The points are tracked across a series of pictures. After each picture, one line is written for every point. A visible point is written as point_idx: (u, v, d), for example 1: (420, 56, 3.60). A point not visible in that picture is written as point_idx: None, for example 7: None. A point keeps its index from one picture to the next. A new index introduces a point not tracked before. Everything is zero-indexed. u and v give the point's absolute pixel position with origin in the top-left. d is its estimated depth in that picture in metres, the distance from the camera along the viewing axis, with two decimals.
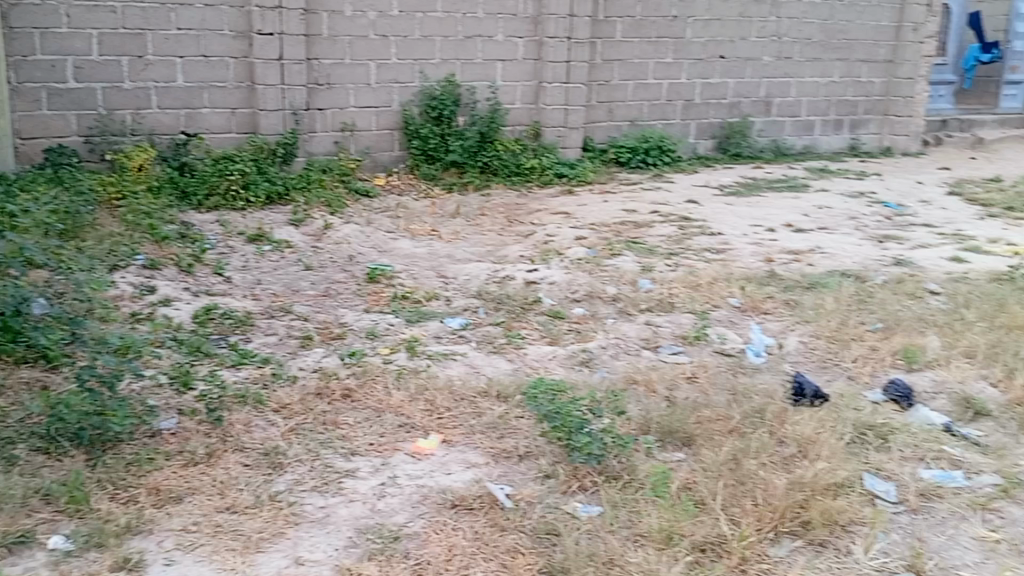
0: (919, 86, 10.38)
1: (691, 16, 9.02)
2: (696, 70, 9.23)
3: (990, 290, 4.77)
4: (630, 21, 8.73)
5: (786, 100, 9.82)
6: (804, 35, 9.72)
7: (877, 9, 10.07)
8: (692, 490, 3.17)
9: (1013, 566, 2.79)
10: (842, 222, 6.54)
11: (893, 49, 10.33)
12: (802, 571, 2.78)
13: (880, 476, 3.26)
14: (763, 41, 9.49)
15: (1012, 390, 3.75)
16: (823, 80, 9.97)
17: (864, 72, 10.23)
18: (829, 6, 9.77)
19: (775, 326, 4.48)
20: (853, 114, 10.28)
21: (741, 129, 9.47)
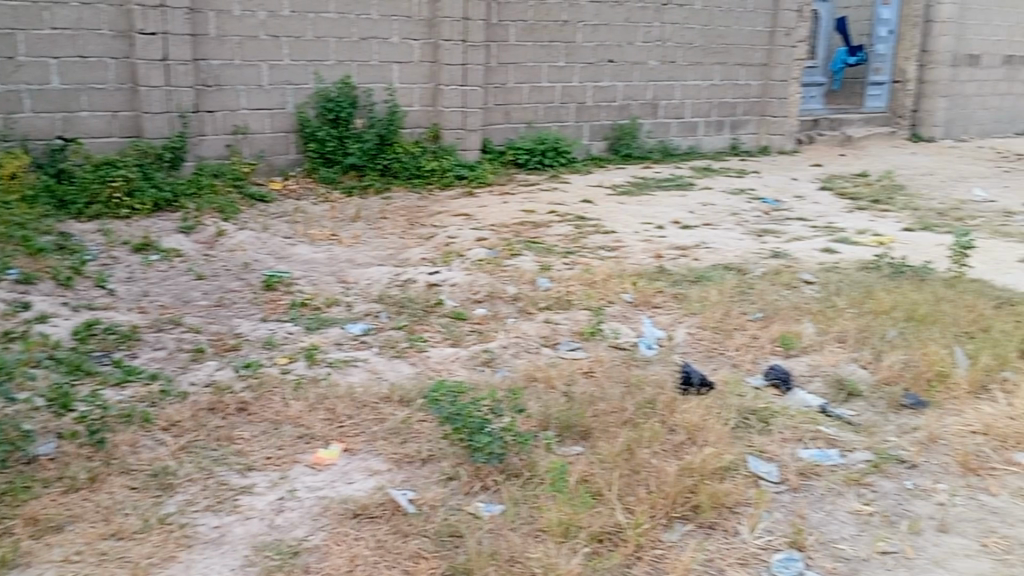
0: (792, 87, 10.92)
1: (581, 21, 9.21)
2: (588, 73, 9.43)
3: (859, 278, 5.08)
4: (522, 25, 8.84)
5: (671, 103, 10.16)
6: (687, 40, 10.07)
7: (752, 14, 10.51)
8: (589, 481, 3.26)
9: (885, 537, 3.00)
10: (725, 218, 6.84)
11: (768, 53, 10.80)
12: (693, 554, 2.91)
13: (763, 458, 3.44)
14: (649, 45, 9.78)
15: (880, 371, 4.02)
16: (705, 84, 10.37)
17: (742, 75, 10.67)
18: (709, 12, 10.15)
19: (665, 319, 4.65)
20: (733, 115, 10.74)
21: (630, 130, 9.77)
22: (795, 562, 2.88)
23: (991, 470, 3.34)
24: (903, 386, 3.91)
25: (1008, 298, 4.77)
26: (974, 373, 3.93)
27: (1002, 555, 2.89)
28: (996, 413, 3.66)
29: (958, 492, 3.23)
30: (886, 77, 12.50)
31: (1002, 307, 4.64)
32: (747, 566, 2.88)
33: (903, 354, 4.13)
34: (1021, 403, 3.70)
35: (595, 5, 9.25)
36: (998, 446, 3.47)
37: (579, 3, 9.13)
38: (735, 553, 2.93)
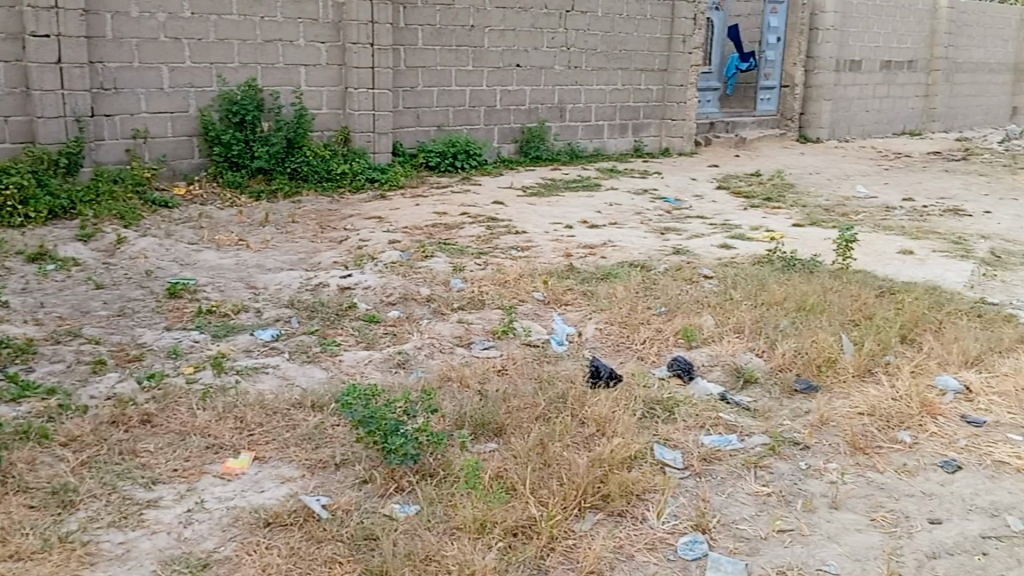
0: (690, 92, 11.29)
1: (488, 26, 9.31)
2: (496, 78, 9.53)
3: (753, 272, 5.33)
4: (430, 29, 8.86)
5: (577, 107, 10.39)
6: (590, 46, 10.30)
7: (651, 21, 10.83)
8: (503, 477, 3.32)
9: (782, 516, 3.18)
10: (630, 217, 7.05)
11: (667, 58, 11.16)
12: (604, 541, 3.02)
13: (668, 446, 3.59)
14: (554, 50, 9.96)
15: (774, 358, 4.23)
16: (609, 88, 10.63)
17: (643, 80, 10.99)
18: (610, 19, 10.41)
19: (575, 315, 4.76)
20: (636, 119, 11.07)
21: (539, 132, 9.95)
22: (700, 544, 3.02)
23: (877, 448, 3.58)
24: (796, 372, 4.14)
25: (888, 287, 5.11)
26: (860, 358, 4.19)
27: (888, 528, 3.11)
28: (880, 394, 3.93)
29: (848, 471, 3.45)
30: (775, 82, 13.05)
31: (883, 295, 4.96)
32: (655, 550, 3.00)
33: (796, 341, 4.36)
34: (902, 384, 3.99)
35: (501, 10, 9.36)
36: (883, 425, 3.72)
37: (485, 9, 9.22)
38: (644, 538, 3.05)
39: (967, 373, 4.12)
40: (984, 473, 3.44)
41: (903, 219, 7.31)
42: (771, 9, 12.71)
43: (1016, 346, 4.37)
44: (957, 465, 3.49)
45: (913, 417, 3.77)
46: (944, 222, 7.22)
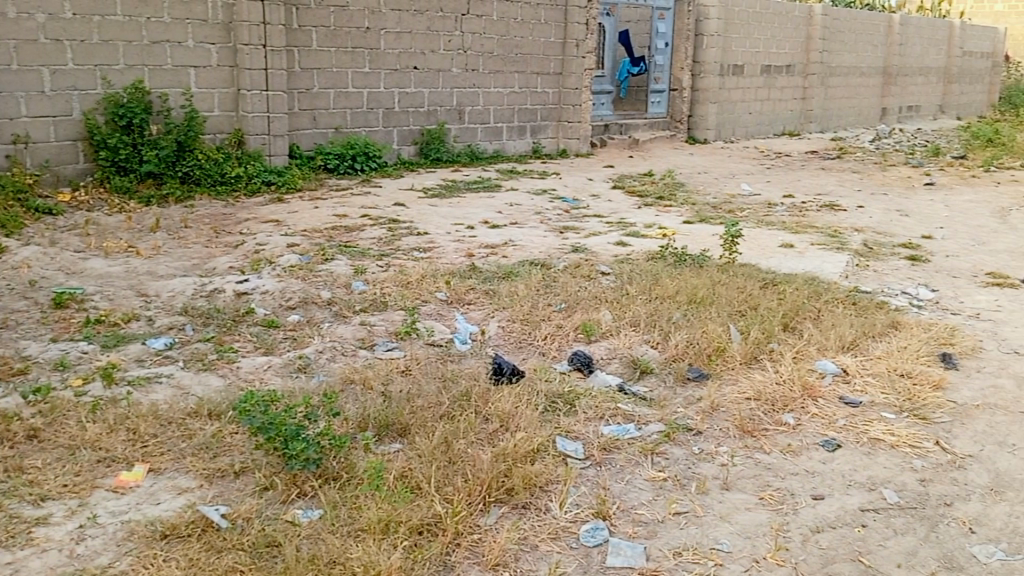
0: (584, 95, 11.56)
1: (384, 28, 9.27)
2: (393, 79, 9.51)
3: (648, 267, 5.51)
4: (324, 31, 8.77)
5: (475, 109, 10.49)
6: (487, 49, 10.40)
7: (545, 26, 11.04)
8: (408, 476, 3.34)
9: (677, 499, 3.33)
10: (529, 216, 7.17)
11: (561, 62, 11.39)
12: (508, 533, 3.08)
13: (570, 437, 3.70)
14: (451, 53, 10.00)
15: (668, 349, 4.40)
16: (506, 91, 10.78)
17: (538, 83, 11.20)
18: (506, 23, 10.54)
19: (478, 314, 4.82)
20: (533, 121, 11.28)
21: (438, 134, 10.00)
22: (601, 530, 3.12)
23: (763, 431, 3.79)
24: (688, 361, 4.32)
25: (771, 278, 5.39)
26: (747, 346, 4.41)
27: (775, 505, 3.30)
28: (766, 379, 4.15)
29: (737, 453, 3.64)
30: (665, 86, 13.54)
31: (767, 287, 5.22)
32: (558, 539, 3.08)
33: (688, 332, 4.54)
34: (786, 368, 4.23)
35: (396, 12, 9.32)
36: (769, 409, 3.94)
37: (380, 11, 9.17)
38: (546, 528, 3.13)
39: (844, 357, 4.40)
40: (861, 450, 3.69)
41: (784, 214, 7.72)
42: (659, 15, 13.20)
43: (887, 330, 4.70)
44: (837, 443, 3.73)
45: (796, 400, 4.00)
46: (821, 217, 7.67)
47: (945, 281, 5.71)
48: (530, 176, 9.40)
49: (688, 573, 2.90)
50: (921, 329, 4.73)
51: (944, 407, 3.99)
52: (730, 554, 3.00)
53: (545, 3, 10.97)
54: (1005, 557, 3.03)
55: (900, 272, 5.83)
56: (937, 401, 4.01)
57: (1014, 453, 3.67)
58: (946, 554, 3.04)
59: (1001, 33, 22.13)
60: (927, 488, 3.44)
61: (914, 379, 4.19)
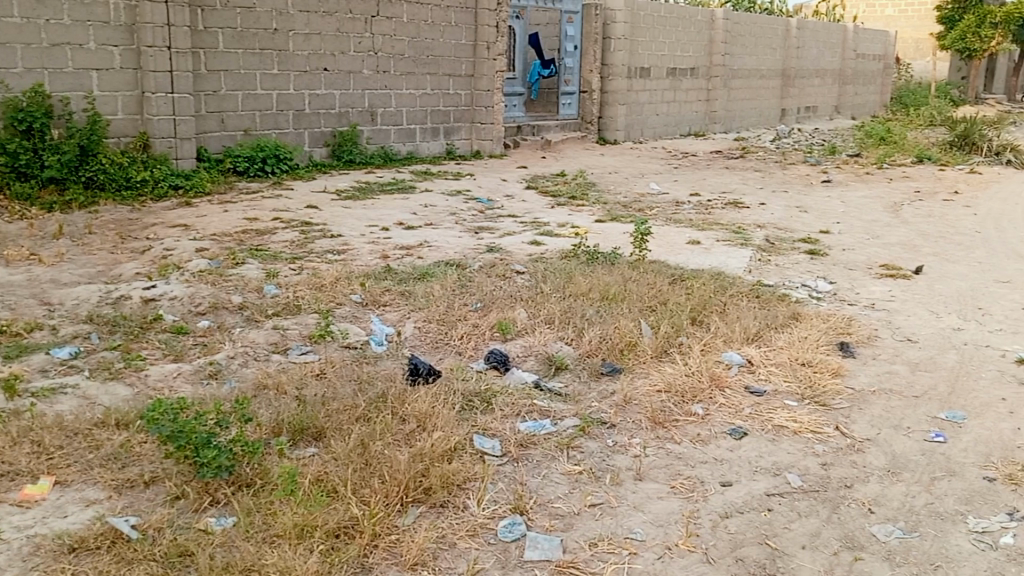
0: (497, 96, 11.63)
1: (292, 29, 9.18)
2: (303, 81, 9.42)
3: (561, 266, 5.60)
4: (230, 32, 8.63)
5: (388, 111, 10.47)
6: (397, 51, 10.37)
7: (456, 28, 11.07)
8: (324, 480, 3.31)
9: (592, 491, 3.40)
10: (444, 217, 7.21)
11: (473, 64, 11.45)
12: (427, 532, 3.08)
13: (487, 435, 3.74)
14: (361, 55, 9.95)
15: (582, 345, 4.50)
16: (418, 92, 10.79)
17: (451, 85, 11.24)
18: (416, 24, 10.53)
19: (393, 316, 4.82)
20: (446, 123, 11.32)
21: (351, 136, 9.96)
22: (518, 525, 3.17)
23: (674, 422, 3.91)
24: (602, 356, 4.42)
25: (679, 274, 5.54)
26: (657, 341, 4.54)
27: (686, 494, 3.40)
28: (675, 372, 4.28)
29: (650, 444, 3.75)
30: (575, 87, 13.79)
31: (675, 283, 5.37)
32: (477, 536, 3.11)
33: (601, 328, 4.64)
34: (694, 361, 4.37)
35: (304, 14, 9.24)
36: (678, 400, 4.06)
37: (287, 13, 9.08)
38: (464, 525, 3.15)
39: (749, 348, 4.57)
40: (766, 437, 3.84)
41: (691, 212, 7.96)
42: (568, 19, 13.38)
43: (788, 322, 4.90)
44: (743, 431, 3.88)
45: (704, 391, 4.14)
46: (726, 214, 7.93)
47: (842, 273, 5.99)
48: (444, 177, 9.43)
49: (604, 563, 2.97)
50: (820, 320, 4.95)
51: (842, 394, 4.19)
52: (643, 543, 3.08)
53: (455, 5, 11.00)
54: (902, 535, 3.18)
55: (801, 266, 6.07)
56: (836, 388, 4.21)
57: (908, 435, 3.88)
58: (848, 534, 3.18)
59: (891, 36, 23.22)
60: (829, 471, 3.60)
61: (815, 367, 4.38)
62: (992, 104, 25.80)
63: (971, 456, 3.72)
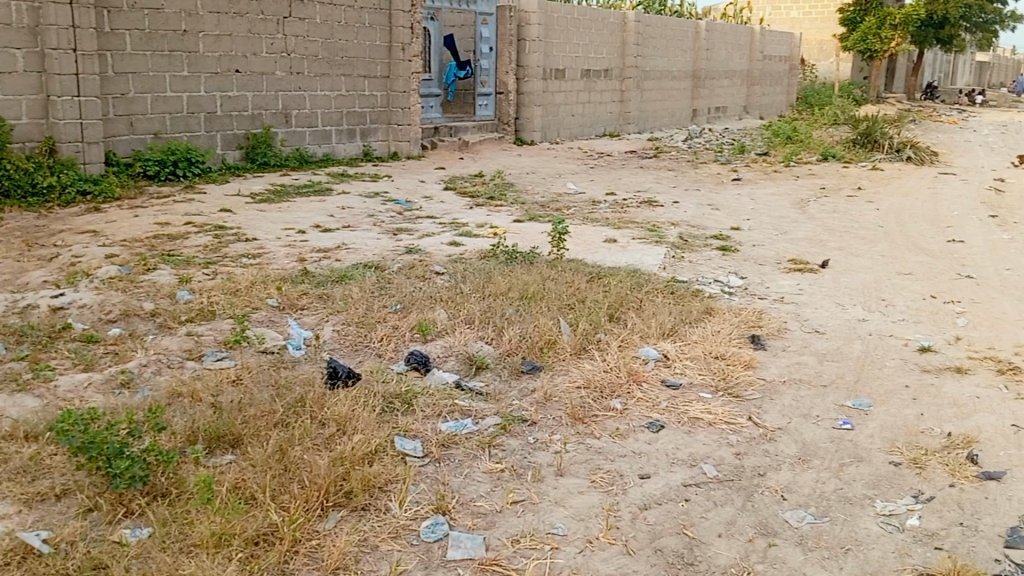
0: (412, 97, 11.69)
1: (202, 30, 9.06)
2: (215, 83, 9.31)
3: (480, 266, 5.65)
4: (138, 34, 8.49)
5: (302, 113, 10.42)
6: (310, 52, 10.33)
7: (370, 29, 11.07)
8: (242, 488, 3.24)
9: (514, 488, 3.43)
10: (362, 220, 7.19)
11: (388, 65, 11.47)
12: (347, 536, 3.05)
13: (408, 436, 3.74)
14: (273, 56, 9.88)
15: (502, 344, 4.54)
16: (333, 94, 10.76)
17: (366, 86, 11.23)
18: (329, 26, 10.50)
19: (312, 319, 4.78)
20: (362, 124, 11.31)
21: (265, 138, 9.85)
22: (441, 525, 3.17)
23: (593, 417, 3.98)
24: (522, 355, 4.47)
25: (596, 272, 5.64)
26: (576, 338, 4.62)
27: (606, 487, 3.47)
28: (595, 368, 4.36)
29: (570, 440, 3.80)
30: (490, 89, 13.92)
31: (592, 280, 5.46)
32: (398, 537, 3.10)
33: (521, 326, 4.70)
34: (612, 357, 4.46)
35: (214, 15, 9.14)
36: (597, 396, 4.14)
37: (197, 14, 8.97)
38: (386, 528, 3.14)
39: (665, 343, 4.69)
40: (682, 429, 3.94)
41: (606, 211, 8.07)
42: (483, 20, 13.54)
43: (702, 316, 5.05)
44: (660, 424, 3.97)
45: (622, 387, 4.23)
46: (640, 213, 8.09)
47: (752, 268, 6.18)
48: (360, 179, 9.37)
49: (526, 558, 2.99)
50: (732, 314, 5.12)
51: (754, 385, 4.33)
52: (564, 537, 3.12)
53: (369, 7, 10.99)
54: (813, 520, 3.29)
55: (713, 262, 6.25)
56: (748, 380, 4.35)
57: (817, 424, 4.02)
58: (761, 521, 3.28)
59: (795, 38, 24.02)
60: (743, 460, 3.71)
61: (728, 360, 4.53)
62: (892, 103, 27.03)
63: (877, 442, 3.87)
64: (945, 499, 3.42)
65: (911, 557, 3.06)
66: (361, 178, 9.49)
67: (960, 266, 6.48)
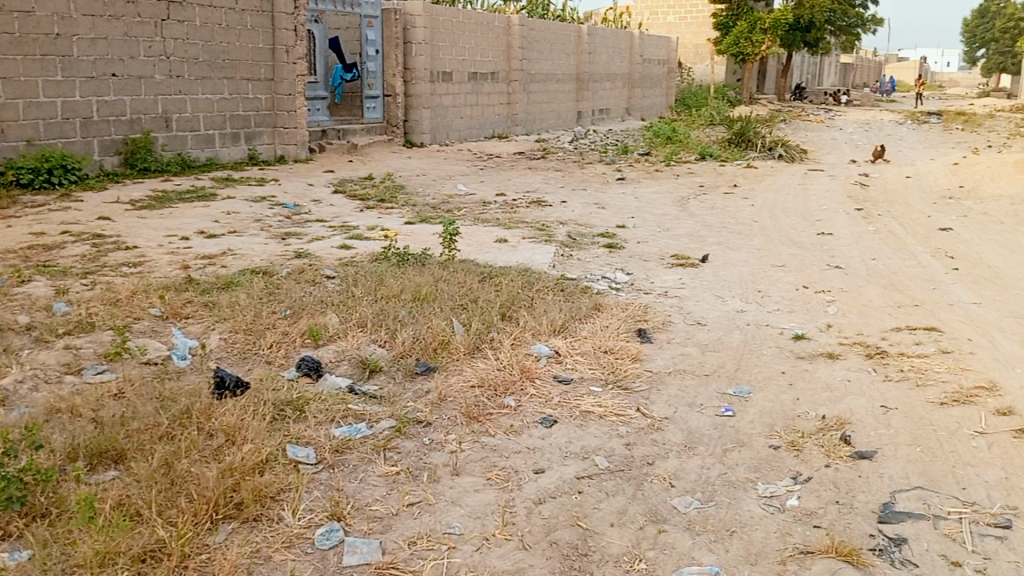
0: (298, 101, 11.56)
1: (75, 34, 8.76)
2: (90, 88, 8.98)
3: (372, 268, 5.65)
4: (7, 38, 8.18)
5: (184, 116, 10.14)
6: (191, 55, 10.08)
7: (253, 32, 10.87)
8: (126, 504, 3.07)
9: (410, 490, 3.43)
10: (249, 225, 7.05)
11: (273, 68, 11.29)
12: (239, 547, 2.95)
13: (300, 444, 3.67)
14: (152, 60, 9.59)
15: (395, 347, 4.55)
16: (215, 97, 10.52)
17: (250, 89, 11.02)
18: (210, 28, 10.27)
19: (197, 328, 4.68)
20: (247, 128, 11.08)
21: (145, 143, 9.54)
22: (336, 532, 3.11)
23: (488, 415, 4.04)
24: (416, 356, 4.50)
25: (487, 272, 5.72)
26: (469, 338, 4.67)
27: (501, 484, 3.52)
28: (488, 367, 4.43)
29: (465, 439, 3.84)
30: (378, 92, 13.93)
31: (485, 280, 5.53)
32: (292, 547, 3.02)
33: (415, 327, 4.72)
34: (505, 355, 4.54)
35: (88, 18, 8.85)
36: (491, 394, 4.20)
37: (70, 17, 8.67)
38: (279, 537, 3.06)
39: (556, 339, 4.82)
40: (575, 423, 4.04)
41: (497, 211, 8.18)
42: (369, 23, 13.48)
43: (591, 312, 5.21)
44: (553, 419, 4.06)
45: (515, 383, 4.31)
46: (530, 213, 8.21)
47: (638, 264, 6.39)
48: (246, 184, 9.17)
49: (423, 560, 2.98)
50: (619, 309, 5.31)
51: (641, 376, 4.50)
52: (461, 537, 3.13)
53: (251, 8, 10.81)
54: (700, 505, 3.41)
55: (600, 260, 6.43)
56: (636, 372, 4.52)
57: (701, 412, 4.19)
58: (651, 509, 3.39)
59: (672, 42, 24.88)
60: (632, 450, 3.83)
61: (617, 354, 4.70)
62: (765, 104, 28.38)
63: (757, 426, 4.06)
64: (822, 479, 3.60)
65: (792, 536, 3.20)
66: (246, 182, 9.28)
67: (829, 257, 6.86)
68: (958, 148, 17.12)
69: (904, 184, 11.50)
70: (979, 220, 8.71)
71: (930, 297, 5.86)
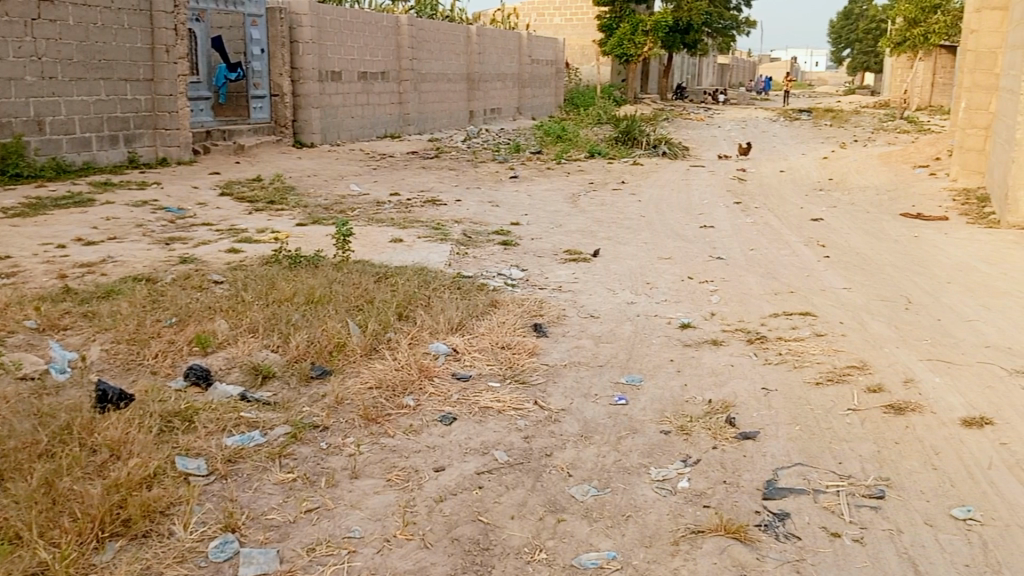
0: (181, 102, 11.12)
1: None
2: None
3: (262, 272, 5.54)
4: None
5: (58, 119, 9.63)
6: (64, 55, 9.60)
7: (130, 31, 10.41)
8: (3, 527, 2.91)
9: (308, 496, 3.39)
10: (130, 230, 6.77)
11: (152, 68, 10.84)
12: (128, 566, 2.84)
13: (190, 455, 3.56)
14: (22, 61, 9.10)
15: (289, 351, 4.49)
16: (91, 99, 10.02)
17: (128, 90, 10.54)
18: (84, 27, 9.79)
19: (76, 340, 4.47)
20: (127, 129, 10.58)
21: (16, 148, 9.01)
22: (231, 543, 3.04)
23: (386, 416, 4.04)
24: (311, 360, 4.45)
25: (382, 272, 5.70)
26: (365, 339, 4.66)
27: (401, 484, 3.53)
28: (385, 367, 4.44)
29: (363, 442, 3.83)
30: (265, 92, 13.56)
31: (380, 280, 5.52)
32: (185, 561, 2.93)
33: (309, 331, 4.67)
34: (402, 355, 4.55)
35: None
36: (389, 395, 4.21)
37: None
38: (171, 552, 2.96)
39: (453, 337, 4.87)
40: (473, 419, 4.10)
41: (391, 211, 8.14)
42: (251, 23, 13.11)
43: (487, 309, 5.30)
44: (452, 417, 4.10)
45: (414, 382, 4.33)
46: (425, 212, 8.21)
47: (532, 261, 6.50)
48: (127, 188, 8.79)
49: (322, 566, 2.95)
50: (514, 305, 5.41)
51: (538, 370, 4.61)
52: (361, 540, 3.12)
53: (127, 7, 10.35)
54: (596, 492, 3.53)
55: (495, 257, 6.51)
56: (532, 366, 4.63)
57: (596, 402, 4.33)
58: (550, 499, 3.47)
59: (559, 43, 25.28)
60: (531, 443, 3.92)
61: (512, 349, 4.80)
62: (650, 103, 29.27)
63: (648, 413, 4.23)
64: (709, 461, 3.78)
65: (683, 517, 3.35)
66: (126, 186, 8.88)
67: (712, 248, 7.18)
68: (827, 142, 18.21)
69: (780, 177, 12.15)
70: (847, 209, 9.31)
71: (805, 283, 6.22)
